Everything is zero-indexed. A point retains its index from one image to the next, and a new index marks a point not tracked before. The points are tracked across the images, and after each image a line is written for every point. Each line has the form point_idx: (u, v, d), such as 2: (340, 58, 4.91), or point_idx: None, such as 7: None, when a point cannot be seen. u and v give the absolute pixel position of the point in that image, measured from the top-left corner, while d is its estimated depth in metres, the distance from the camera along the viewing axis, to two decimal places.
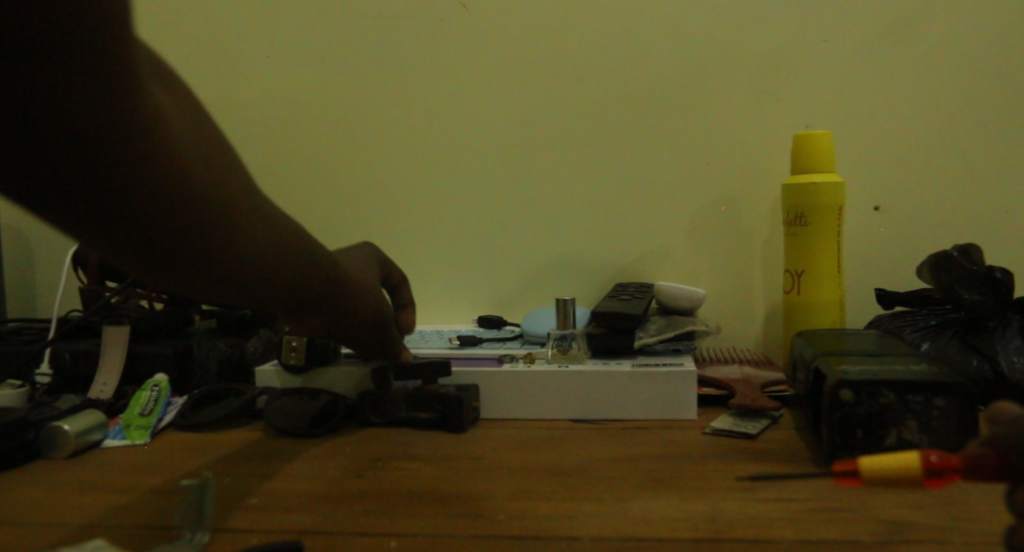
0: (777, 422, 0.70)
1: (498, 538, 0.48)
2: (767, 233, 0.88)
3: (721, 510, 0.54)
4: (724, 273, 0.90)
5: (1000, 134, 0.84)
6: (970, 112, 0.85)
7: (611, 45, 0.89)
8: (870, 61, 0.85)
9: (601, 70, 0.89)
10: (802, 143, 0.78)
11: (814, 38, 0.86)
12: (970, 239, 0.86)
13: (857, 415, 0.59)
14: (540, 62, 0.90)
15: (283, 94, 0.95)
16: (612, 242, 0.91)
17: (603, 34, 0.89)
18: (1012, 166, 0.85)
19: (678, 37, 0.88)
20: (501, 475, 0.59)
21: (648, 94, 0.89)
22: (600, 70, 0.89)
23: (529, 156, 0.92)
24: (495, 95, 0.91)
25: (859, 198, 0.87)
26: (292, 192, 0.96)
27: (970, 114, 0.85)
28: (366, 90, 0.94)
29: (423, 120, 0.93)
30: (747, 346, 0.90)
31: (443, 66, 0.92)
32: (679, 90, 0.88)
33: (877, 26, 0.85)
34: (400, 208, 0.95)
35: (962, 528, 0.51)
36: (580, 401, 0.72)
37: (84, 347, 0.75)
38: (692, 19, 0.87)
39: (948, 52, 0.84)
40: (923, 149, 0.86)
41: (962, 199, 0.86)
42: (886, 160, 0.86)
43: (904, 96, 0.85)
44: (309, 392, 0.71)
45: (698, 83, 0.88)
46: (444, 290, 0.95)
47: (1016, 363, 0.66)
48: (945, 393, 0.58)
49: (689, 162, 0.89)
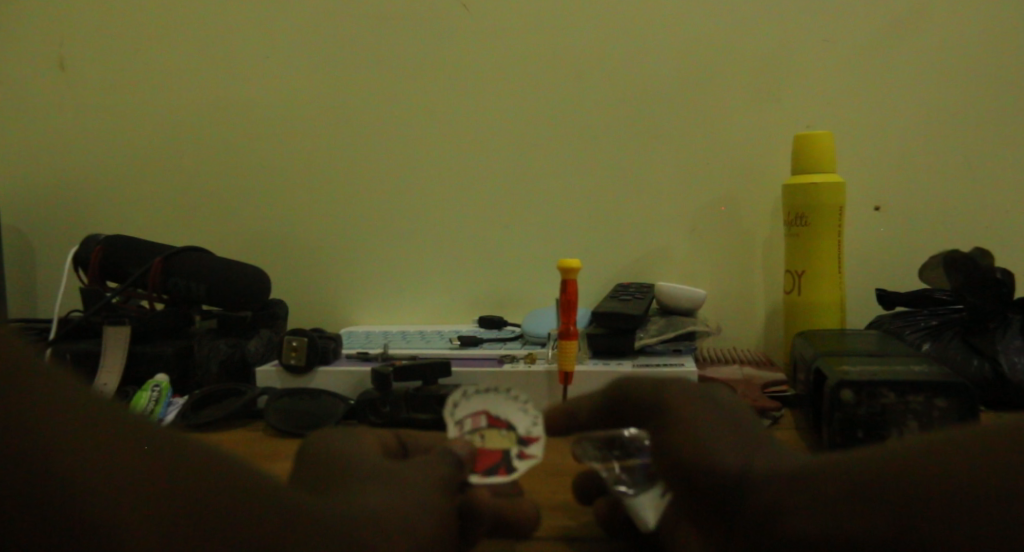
0: (778, 422, 0.69)
1: None
2: (795, 230, 0.80)
3: None
4: (729, 260, 0.90)
5: (996, 108, 0.85)
6: (973, 93, 0.85)
7: (589, 18, 0.89)
8: (697, 87, 0.88)
9: (606, 53, 0.89)
10: (803, 143, 0.79)
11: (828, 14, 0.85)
12: (975, 213, 0.86)
13: (857, 416, 0.57)
14: (553, 50, 0.90)
15: (300, 69, 0.94)
16: (615, 246, 0.92)
17: (590, 19, 0.89)
18: (1009, 146, 0.85)
19: (695, 35, 0.88)
20: None
21: (656, 82, 0.89)
22: (607, 52, 0.89)
23: (529, 143, 0.91)
24: (507, 83, 0.91)
25: (860, 198, 0.88)
26: (295, 192, 0.96)
27: (974, 99, 0.85)
28: (378, 72, 0.93)
29: (430, 122, 0.93)
30: (748, 347, 0.91)
31: (451, 59, 0.92)
32: (691, 76, 0.88)
33: (821, 26, 0.86)
34: (401, 211, 0.95)
35: None
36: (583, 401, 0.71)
37: (85, 348, 0.75)
38: (713, 14, 0.87)
39: (954, 36, 0.85)
40: (888, 87, 0.86)
41: (957, 183, 0.86)
42: (918, 154, 0.86)
43: (900, 74, 0.86)
44: (309, 393, 0.72)
45: (708, 70, 0.88)
46: (440, 280, 0.95)
47: (1016, 364, 0.66)
48: (945, 393, 0.56)
49: (691, 161, 0.89)
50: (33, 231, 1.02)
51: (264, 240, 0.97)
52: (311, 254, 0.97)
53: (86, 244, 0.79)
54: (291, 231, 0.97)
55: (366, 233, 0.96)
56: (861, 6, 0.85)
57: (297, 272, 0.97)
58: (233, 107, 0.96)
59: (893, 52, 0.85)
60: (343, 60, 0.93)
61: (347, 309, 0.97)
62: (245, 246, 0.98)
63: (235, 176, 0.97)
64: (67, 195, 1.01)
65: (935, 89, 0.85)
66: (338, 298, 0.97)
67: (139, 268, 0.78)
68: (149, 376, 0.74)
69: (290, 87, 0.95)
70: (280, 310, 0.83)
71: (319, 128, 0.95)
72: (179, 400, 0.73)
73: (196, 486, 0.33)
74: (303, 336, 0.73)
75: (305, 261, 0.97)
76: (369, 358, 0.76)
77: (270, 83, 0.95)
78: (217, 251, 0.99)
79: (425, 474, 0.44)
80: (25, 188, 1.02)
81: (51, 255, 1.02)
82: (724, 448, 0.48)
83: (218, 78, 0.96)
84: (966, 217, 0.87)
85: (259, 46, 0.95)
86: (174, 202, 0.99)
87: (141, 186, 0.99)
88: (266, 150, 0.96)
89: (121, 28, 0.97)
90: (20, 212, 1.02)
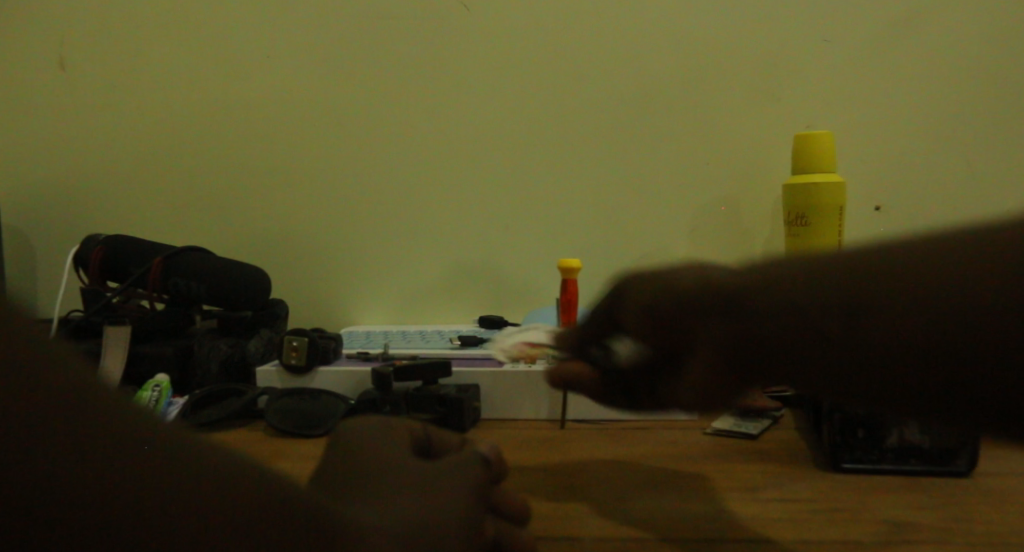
0: (778, 422, 0.69)
1: (534, 489, 0.56)
2: (795, 229, 0.80)
3: (721, 510, 0.52)
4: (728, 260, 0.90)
5: (995, 110, 0.85)
6: (973, 94, 0.85)
7: (590, 20, 0.88)
8: (697, 88, 0.88)
9: (605, 53, 0.89)
10: (803, 142, 0.79)
11: (826, 17, 0.86)
12: (974, 213, 0.86)
13: (856, 416, 0.57)
14: (552, 52, 0.90)
15: (299, 70, 0.94)
16: (614, 246, 0.92)
17: (589, 21, 0.89)
18: (1008, 147, 0.85)
19: (693, 37, 0.87)
20: (525, 470, 0.60)
21: (655, 83, 0.89)
22: (605, 53, 0.89)
23: (529, 143, 0.91)
24: (505, 83, 0.91)
25: (860, 198, 0.88)
26: (295, 192, 0.96)
27: (973, 100, 0.85)
28: (377, 74, 0.93)
29: (428, 122, 0.93)
30: None
31: (449, 60, 0.92)
32: (690, 77, 0.88)
33: (820, 28, 0.86)
34: (400, 211, 0.95)
35: (963, 528, 0.48)
36: (582, 401, 0.71)
37: (85, 348, 0.75)
38: (712, 16, 0.87)
39: (954, 39, 0.85)
40: (887, 89, 0.86)
41: (957, 183, 0.86)
42: (919, 154, 0.86)
43: (899, 76, 0.86)
44: (310, 393, 0.72)
45: (707, 71, 0.88)
46: (439, 280, 0.95)
47: None
48: None
49: (690, 162, 0.89)
50: (33, 232, 1.02)
51: (264, 240, 0.97)
52: (311, 253, 0.97)
53: (87, 244, 0.80)
54: (290, 231, 0.97)
55: (364, 232, 0.95)
56: (859, 7, 0.85)
57: (297, 271, 0.97)
58: (232, 108, 0.96)
59: (893, 54, 0.85)
60: (342, 62, 0.93)
61: (346, 308, 0.97)
62: (245, 246, 0.98)
63: (235, 175, 0.97)
64: (67, 194, 1.01)
65: (934, 91, 0.85)
66: (338, 297, 0.97)
67: (140, 269, 0.78)
68: (149, 376, 0.74)
69: (289, 88, 0.95)
70: (281, 309, 0.83)
71: (319, 128, 0.95)
72: (179, 400, 0.73)
73: (186, 489, 0.33)
74: (303, 336, 0.73)
75: (305, 261, 0.97)
76: (369, 357, 0.76)
77: (269, 83, 0.95)
78: (216, 250, 0.99)
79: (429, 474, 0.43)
80: (25, 188, 1.02)
81: (52, 255, 1.02)
82: (707, 276, 0.50)
83: (218, 80, 0.96)
84: (967, 218, 0.86)
85: (259, 47, 0.95)
86: (174, 201, 0.99)
87: (141, 185, 0.99)
88: (266, 150, 0.96)
89: (122, 30, 0.97)
90: (20, 212, 1.02)
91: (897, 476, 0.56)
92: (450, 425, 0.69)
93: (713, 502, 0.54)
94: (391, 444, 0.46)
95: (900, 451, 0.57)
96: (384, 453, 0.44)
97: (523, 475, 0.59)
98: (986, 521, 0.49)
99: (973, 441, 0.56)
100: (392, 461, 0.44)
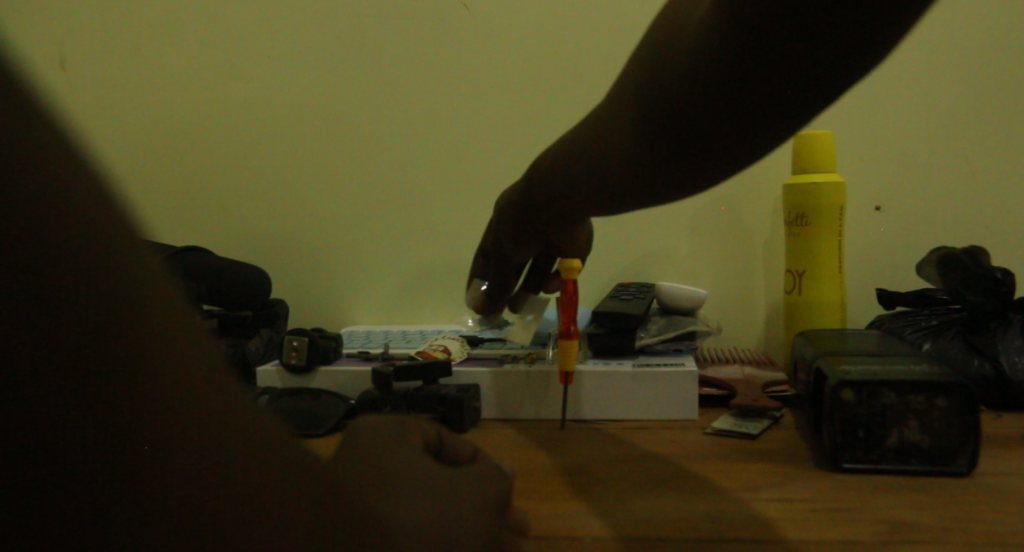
0: (778, 422, 0.68)
1: (535, 492, 0.56)
2: (796, 230, 0.80)
3: (723, 509, 0.52)
4: (729, 260, 0.90)
5: (994, 109, 0.85)
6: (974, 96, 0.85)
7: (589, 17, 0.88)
8: None
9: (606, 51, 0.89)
10: (804, 142, 0.79)
11: None
12: (974, 212, 0.86)
13: (857, 416, 0.56)
14: (551, 51, 0.90)
15: (300, 69, 0.94)
16: (613, 246, 0.92)
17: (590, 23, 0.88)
18: (1008, 147, 0.85)
19: None
20: (524, 471, 0.60)
21: None
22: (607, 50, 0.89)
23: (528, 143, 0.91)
24: (506, 81, 0.91)
25: (860, 198, 0.88)
26: (295, 190, 0.96)
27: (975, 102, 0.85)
28: (377, 72, 0.93)
29: (427, 121, 0.93)
30: (748, 346, 0.91)
31: (448, 59, 0.92)
32: None
33: None
34: (399, 211, 0.95)
35: (964, 528, 0.48)
36: (583, 401, 0.71)
37: None
38: None
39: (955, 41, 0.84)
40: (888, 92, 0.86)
41: (958, 183, 0.86)
42: (920, 155, 0.86)
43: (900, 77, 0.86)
44: (310, 393, 0.71)
45: None
46: (438, 278, 0.95)
47: (1017, 363, 0.67)
48: (946, 393, 0.55)
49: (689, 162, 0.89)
50: None
51: (263, 238, 0.97)
52: (311, 253, 0.97)
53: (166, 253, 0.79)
54: (292, 231, 0.97)
55: (365, 232, 0.95)
56: None
57: (297, 271, 0.97)
58: (231, 108, 0.96)
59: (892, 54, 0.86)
60: (342, 61, 0.93)
61: (346, 308, 0.97)
62: (244, 245, 0.98)
63: (238, 176, 0.97)
64: None
65: (934, 89, 0.85)
66: (337, 296, 0.97)
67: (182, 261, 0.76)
68: None
69: (289, 88, 0.95)
70: (281, 309, 0.84)
71: (318, 128, 0.95)
72: None
73: None
74: (304, 336, 0.73)
75: (306, 259, 0.97)
76: (369, 357, 0.76)
77: (272, 85, 0.95)
78: (216, 251, 0.99)
79: (427, 471, 0.43)
80: None
81: None
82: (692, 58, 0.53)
83: (218, 80, 0.96)
84: (966, 218, 0.86)
85: (258, 46, 0.95)
86: (174, 200, 0.99)
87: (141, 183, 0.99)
88: (269, 151, 0.96)
89: (122, 31, 0.97)
90: None
91: (897, 477, 0.56)
92: (450, 425, 0.69)
93: (745, 494, 0.54)
94: (392, 437, 0.46)
95: (901, 452, 0.56)
96: (381, 448, 0.44)
97: (526, 478, 0.58)
98: (987, 522, 0.48)
99: (973, 440, 0.55)
100: (391, 457, 0.43)
